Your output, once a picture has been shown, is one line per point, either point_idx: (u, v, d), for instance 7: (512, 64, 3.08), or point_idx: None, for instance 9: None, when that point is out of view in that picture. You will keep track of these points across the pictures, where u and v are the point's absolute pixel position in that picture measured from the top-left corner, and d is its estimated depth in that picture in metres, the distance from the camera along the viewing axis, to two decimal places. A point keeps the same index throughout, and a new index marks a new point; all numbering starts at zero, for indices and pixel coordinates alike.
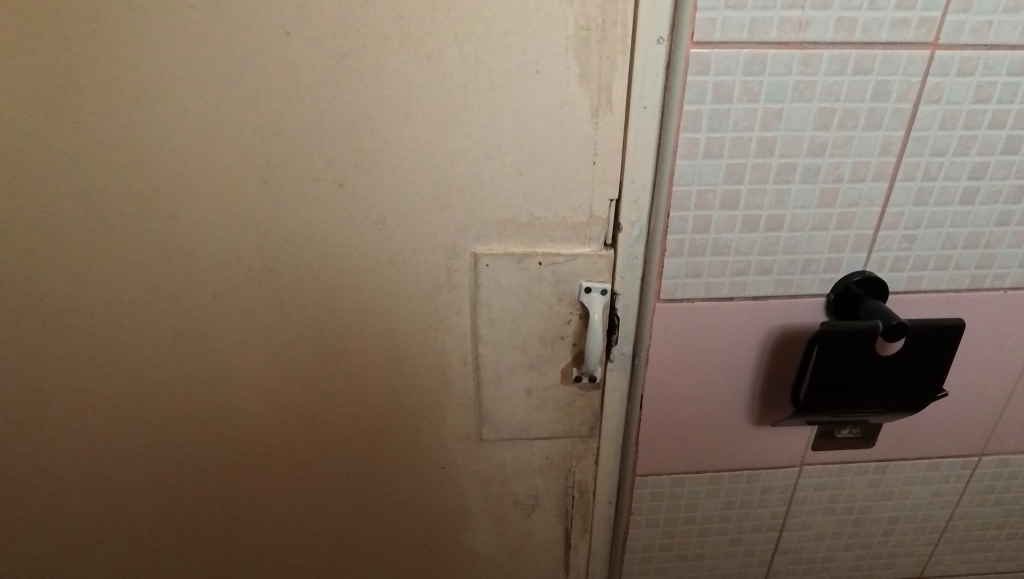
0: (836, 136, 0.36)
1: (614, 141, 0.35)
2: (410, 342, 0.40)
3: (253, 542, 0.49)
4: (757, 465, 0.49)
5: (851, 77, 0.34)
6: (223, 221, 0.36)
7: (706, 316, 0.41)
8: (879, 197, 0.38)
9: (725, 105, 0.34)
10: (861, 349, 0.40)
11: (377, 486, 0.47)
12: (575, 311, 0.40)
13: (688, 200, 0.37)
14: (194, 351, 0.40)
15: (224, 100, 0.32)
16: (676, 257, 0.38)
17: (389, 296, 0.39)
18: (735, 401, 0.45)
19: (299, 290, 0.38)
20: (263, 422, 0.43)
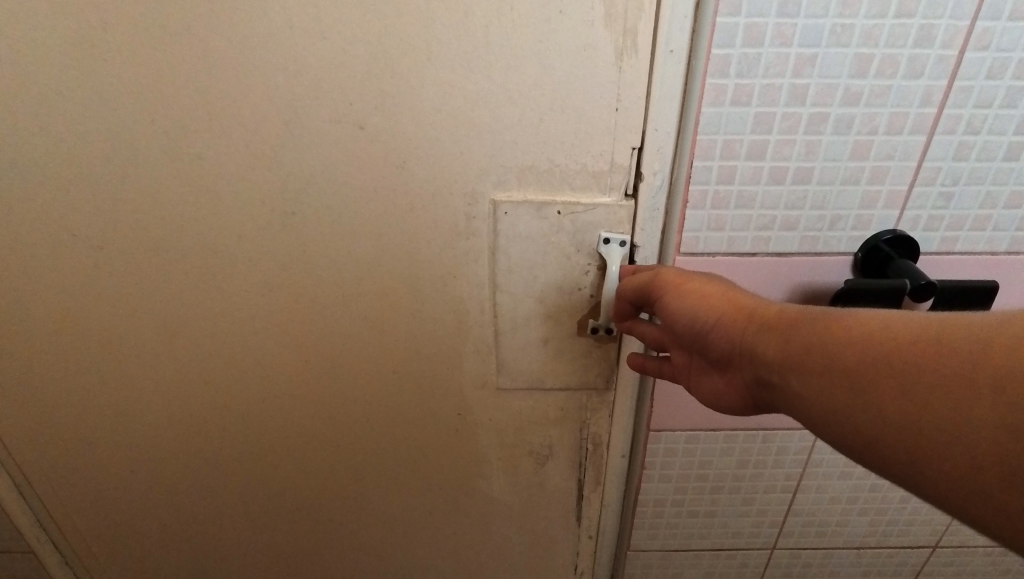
0: (873, 84, 0.35)
1: (638, 87, 0.34)
2: (429, 288, 0.41)
3: (277, 479, 0.51)
4: (774, 425, 0.49)
5: (893, 21, 0.33)
6: (246, 162, 0.36)
7: (726, 270, 0.41)
8: (916, 151, 0.37)
9: (756, 50, 0.33)
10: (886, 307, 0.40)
11: (395, 429, 0.48)
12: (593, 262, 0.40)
13: (713, 149, 0.36)
14: (220, 291, 0.41)
15: (243, 36, 0.32)
16: (699, 208, 0.39)
17: (409, 241, 0.39)
18: None
19: (321, 234, 0.38)
20: (285, 363, 0.44)
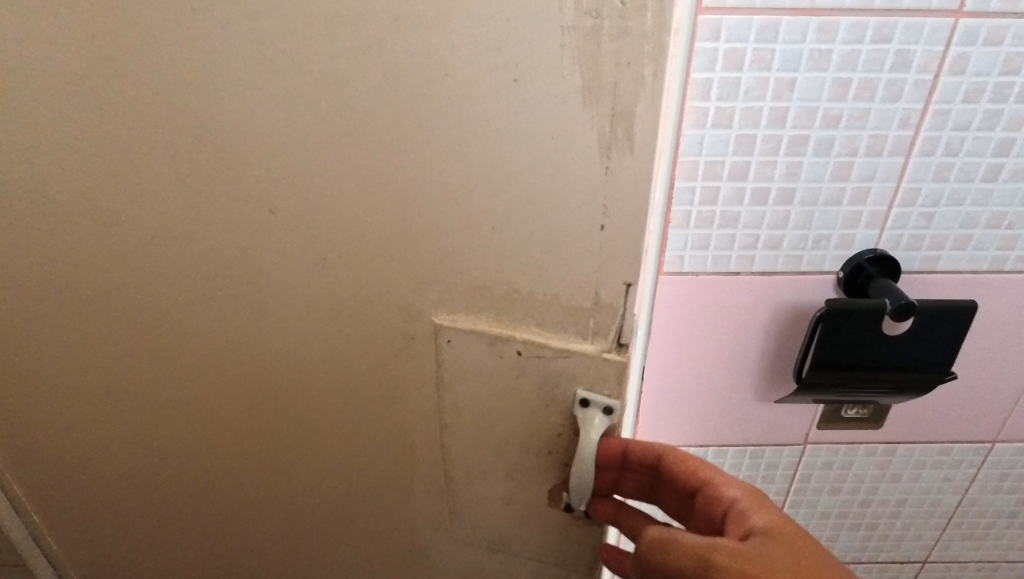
0: (854, 104, 0.46)
1: (632, 201, 0.30)
2: (378, 383, 0.40)
3: (242, 533, 0.52)
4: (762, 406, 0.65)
5: (871, 44, 0.44)
6: (194, 221, 0.35)
7: (709, 286, 0.56)
8: (895, 173, 0.50)
9: (735, 72, 0.45)
10: (866, 329, 0.54)
11: (350, 512, 0.48)
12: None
13: (697, 170, 0.50)
14: (176, 353, 0.42)
15: (185, 85, 0.31)
16: (685, 226, 0.53)
17: (351, 333, 0.38)
18: (745, 356, 0.61)
19: (267, 318, 0.39)
20: (242, 430, 0.45)
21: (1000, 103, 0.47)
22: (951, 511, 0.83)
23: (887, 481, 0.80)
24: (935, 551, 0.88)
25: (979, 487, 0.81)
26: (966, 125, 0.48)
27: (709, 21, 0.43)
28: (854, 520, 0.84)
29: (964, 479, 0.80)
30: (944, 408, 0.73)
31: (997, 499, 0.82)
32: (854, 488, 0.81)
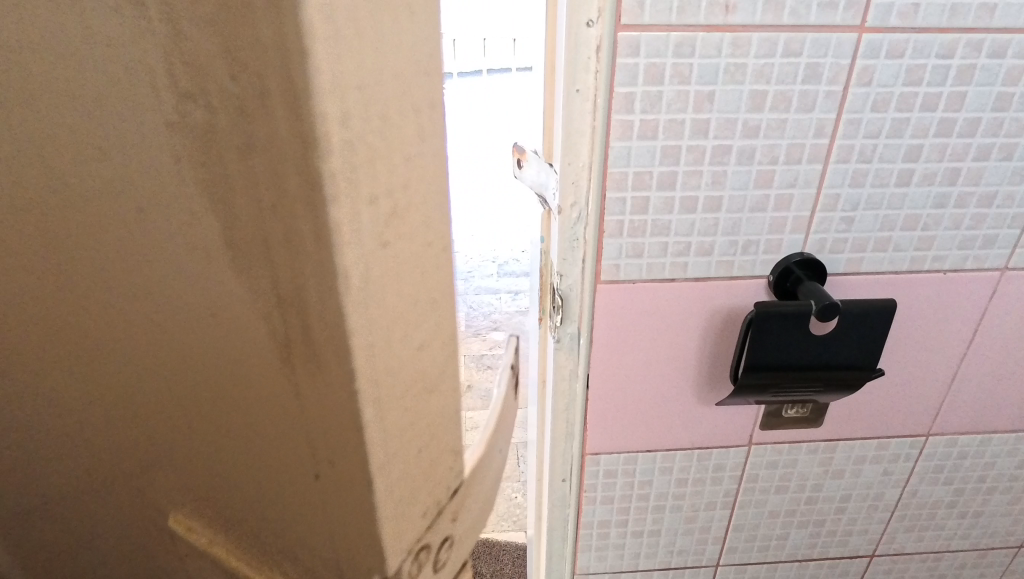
0: (771, 113, 0.57)
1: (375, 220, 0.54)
2: (230, 348, 0.52)
3: (127, 523, 0.56)
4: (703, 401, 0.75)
5: (783, 58, 0.55)
6: (86, 231, 0.41)
7: (645, 293, 0.66)
8: (814, 180, 0.61)
9: (655, 86, 0.55)
10: (790, 331, 0.63)
11: (212, 470, 0.57)
12: (559, 278, 0.65)
13: (626, 182, 0.60)
14: (76, 358, 0.46)
15: (78, 107, 0.38)
16: (618, 235, 0.63)
17: (199, 312, 0.49)
18: (687, 355, 0.71)
19: (147, 307, 0.46)
20: (136, 419, 0.51)
21: (883, 111, 0.58)
22: (894, 504, 0.87)
23: (830, 477, 0.84)
24: (882, 545, 0.92)
25: (918, 479, 0.85)
26: (853, 134, 0.59)
27: (627, 38, 0.53)
28: (802, 517, 0.88)
29: (902, 472, 0.84)
30: (877, 404, 0.78)
31: (936, 490, 0.86)
32: (800, 486, 0.85)
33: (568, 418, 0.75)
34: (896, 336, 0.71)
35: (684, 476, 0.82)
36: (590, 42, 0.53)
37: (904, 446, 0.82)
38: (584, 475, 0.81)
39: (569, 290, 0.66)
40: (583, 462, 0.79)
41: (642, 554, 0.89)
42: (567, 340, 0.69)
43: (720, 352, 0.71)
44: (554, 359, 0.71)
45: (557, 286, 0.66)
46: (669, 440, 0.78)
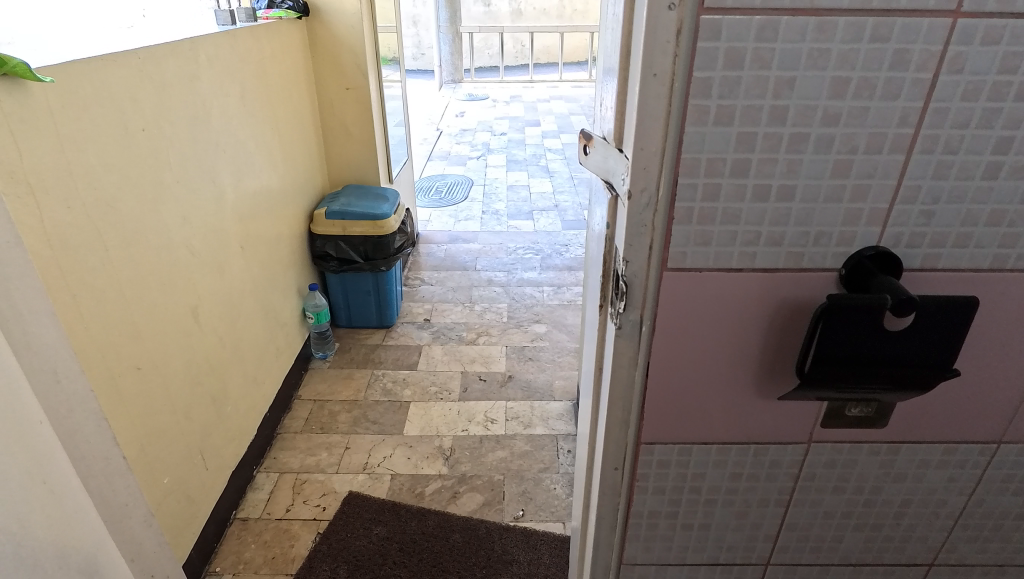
0: (851, 99, 0.56)
1: None
2: None
3: None
4: (763, 395, 0.74)
5: (870, 43, 0.53)
6: None
7: (709, 281, 0.66)
8: (892, 171, 0.59)
9: (735, 72, 0.55)
10: (858, 326, 0.62)
11: None
12: (624, 265, 0.65)
13: (698, 167, 0.59)
14: None
15: None
16: (687, 221, 0.62)
17: None
18: (748, 348, 0.70)
19: None
20: None
21: (973, 101, 0.56)
22: (957, 513, 0.84)
23: (891, 480, 0.82)
24: (941, 554, 0.89)
25: (985, 488, 0.82)
26: (939, 124, 0.57)
27: (709, 20, 0.53)
28: (858, 520, 0.85)
29: (969, 480, 0.82)
30: (946, 407, 0.75)
31: (1003, 500, 0.83)
32: (858, 488, 0.83)
33: (624, 405, 0.75)
34: (970, 336, 0.69)
35: (738, 471, 0.81)
36: (670, 24, 0.53)
37: (974, 453, 0.79)
38: (637, 463, 0.81)
39: (634, 277, 0.65)
40: (636, 451, 0.79)
41: (690, 547, 0.88)
42: (627, 328, 0.69)
43: (783, 346, 0.70)
44: (613, 346, 0.72)
45: (621, 273, 0.66)
46: (724, 433, 0.78)
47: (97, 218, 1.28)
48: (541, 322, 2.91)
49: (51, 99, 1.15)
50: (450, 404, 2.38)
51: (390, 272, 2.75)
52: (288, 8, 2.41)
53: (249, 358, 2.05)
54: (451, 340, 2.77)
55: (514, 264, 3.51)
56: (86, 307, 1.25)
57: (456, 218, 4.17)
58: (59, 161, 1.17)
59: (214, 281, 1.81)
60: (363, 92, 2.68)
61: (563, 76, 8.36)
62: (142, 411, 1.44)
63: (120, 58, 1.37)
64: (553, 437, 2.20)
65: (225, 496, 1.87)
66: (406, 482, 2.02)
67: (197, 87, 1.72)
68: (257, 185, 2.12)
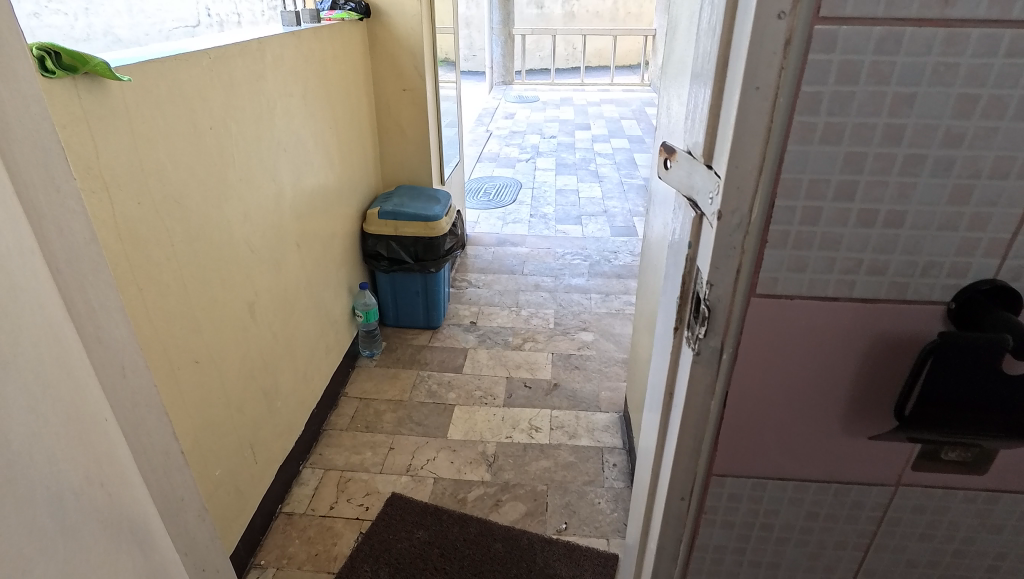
0: (978, 119, 0.51)
1: None
2: None
3: None
4: (850, 434, 0.69)
5: (1005, 59, 0.48)
6: None
7: (799, 310, 0.61)
8: (1017, 199, 0.54)
9: (848, 87, 0.50)
10: (971, 369, 0.57)
11: None
12: (708, 288, 0.61)
13: (798, 189, 0.55)
14: None
15: None
16: (781, 245, 0.58)
17: None
18: (836, 383, 0.66)
19: None
20: None
21: None
22: None
23: (986, 531, 0.75)
24: None
25: None
26: None
27: (825, 30, 0.48)
28: (944, 570, 0.79)
29: None
30: None
31: None
32: (948, 536, 0.76)
33: (696, 434, 0.71)
34: None
35: (815, 510, 0.76)
36: (779, 34, 0.49)
37: None
38: (705, 496, 0.76)
39: (718, 301, 0.61)
40: (705, 482, 0.75)
41: None
42: (706, 354, 0.65)
43: (877, 383, 0.65)
44: (688, 371, 0.68)
45: (704, 296, 0.62)
46: (804, 470, 0.73)
47: (165, 213, 1.31)
48: (588, 329, 2.86)
49: (127, 97, 1.18)
50: (494, 409, 2.36)
51: (439, 273, 2.75)
52: (350, 10, 2.43)
53: (301, 354, 2.07)
54: (496, 345, 2.75)
55: (562, 269, 3.48)
56: (152, 302, 1.28)
57: (504, 221, 4.16)
58: (132, 158, 1.20)
59: (271, 278, 1.84)
60: (420, 94, 2.69)
61: (615, 80, 8.27)
62: (199, 404, 1.46)
63: (192, 58, 1.40)
64: (599, 449, 2.16)
65: (273, 490, 1.89)
66: (449, 487, 2.00)
67: (262, 87, 1.75)
68: (314, 184, 2.15)
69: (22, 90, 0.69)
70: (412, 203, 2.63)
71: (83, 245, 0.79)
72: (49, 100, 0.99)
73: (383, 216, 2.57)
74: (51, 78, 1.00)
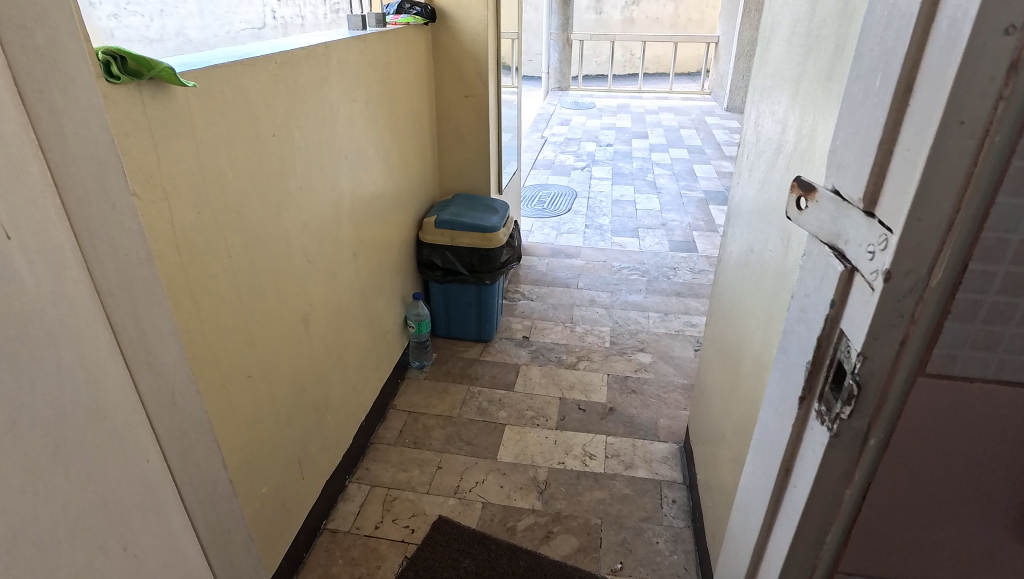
0: None
1: None
2: None
3: None
4: (1016, 541, 0.58)
5: None
6: None
7: (975, 394, 0.52)
8: None
9: None
10: None
11: None
12: (859, 362, 0.51)
13: (1002, 253, 0.46)
14: None
15: None
16: (971, 318, 0.49)
17: None
18: (1007, 481, 0.55)
19: None
20: None
21: None
22: None
23: None
24: None
25: None
26: None
27: None
28: None
29: None
30: None
31: None
32: None
33: (821, 524, 0.60)
34: None
35: None
36: (1003, 55, 0.38)
37: None
38: None
39: (869, 378, 0.51)
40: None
41: None
42: (846, 436, 0.55)
43: None
44: (819, 455, 0.57)
45: (853, 370, 0.51)
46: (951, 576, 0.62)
47: (224, 223, 1.26)
48: (645, 351, 2.73)
49: (191, 104, 1.14)
50: (546, 432, 2.25)
51: (494, 286, 2.67)
52: (415, 14, 2.37)
53: (352, 366, 2.02)
54: (550, 362, 2.65)
55: (618, 284, 3.34)
56: (206, 315, 1.23)
57: (558, 230, 4.05)
58: (193, 166, 1.15)
59: (326, 289, 1.79)
60: (482, 101, 2.61)
61: (673, 88, 8.04)
62: (248, 420, 1.42)
63: (258, 63, 1.35)
64: (657, 482, 2.03)
65: (318, 506, 1.84)
66: (498, 514, 1.92)
67: (326, 92, 1.70)
68: (373, 191, 2.09)
69: (80, 97, 0.58)
70: (470, 213, 2.56)
71: (137, 264, 0.67)
72: (111, 105, 0.95)
73: (439, 225, 2.51)
74: (116, 84, 0.96)
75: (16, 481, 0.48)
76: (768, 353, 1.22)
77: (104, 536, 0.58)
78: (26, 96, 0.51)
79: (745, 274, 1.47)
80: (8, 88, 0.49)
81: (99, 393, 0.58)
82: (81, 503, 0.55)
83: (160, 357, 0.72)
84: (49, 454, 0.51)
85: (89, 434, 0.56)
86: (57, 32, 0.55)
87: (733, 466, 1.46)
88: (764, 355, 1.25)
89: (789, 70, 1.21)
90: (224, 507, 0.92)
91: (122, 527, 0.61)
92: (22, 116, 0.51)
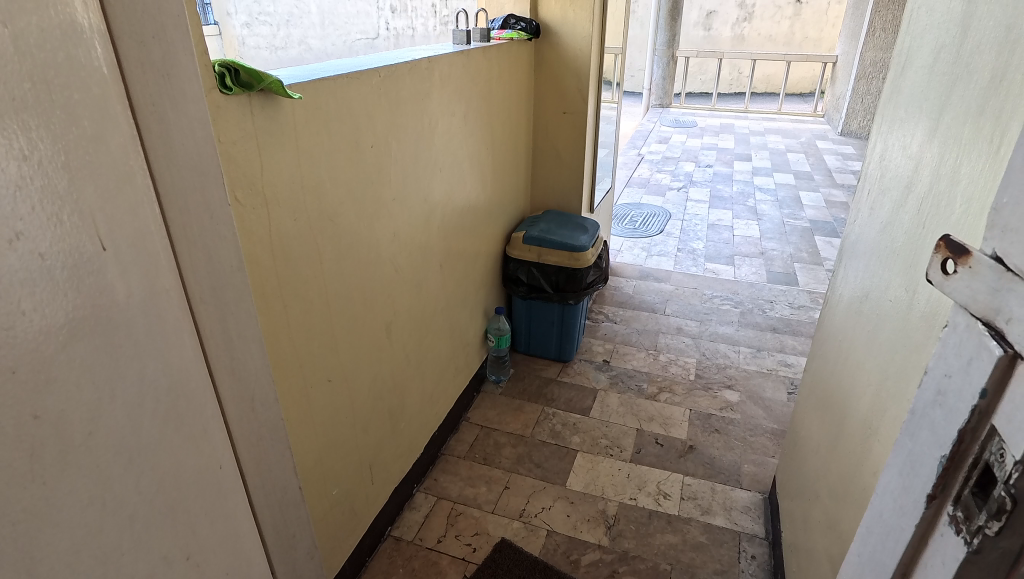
0: None
1: None
2: None
3: None
4: None
5: None
6: None
7: None
8: None
9: None
10: None
11: None
12: (1019, 471, 0.42)
13: None
14: None
15: None
16: None
17: None
18: None
19: None
20: None
21: None
22: None
23: None
24: None
25: None
26: None
27: None
28: None
29: None
30: None
31: None
32: None
33: None
34: None
35: None
36: None
37: None
38: None
39: None
40: None
41: None
42: (990, 556, 0.45)
43: None
44: (953, 570, 0.48)
45: (1007, 481, 0.43)
46: None
47: (319, 229, 1.29)
48: (733, 388, 2.57)
49: (297, 115, 1.17)
50: (620, 463, 2.17)
51: (578, 307, 2.61)
52: (520, 30, 2.36)
53: (430, 376, 2.03)
54: (629, 390, 2.54)
55: (709, 314, 3.18)
56: (294, 319, 1.26)
57: (649, 252, 3.92)
58: (294, 174, 1.19)
59: (412, 298, 1.80)
60: (580, 118, 2.57)
61: (782, 110, 7.63)
62: (326, 424, 1.44)
63: (363, 75, 1.38)
64: (737, 534, 1.88)
65: (385, 511, 1.85)
66: (562, 544, 1.85)
67: (427, 106, 1.72)
68: (464, 203, 2.10)
69: (189, 110, 0.58)
70: (559, 230, 2.52)
71: (229, 273, 0.67)
72: (222, 115, 0.98)
73: (528, 240, 2.49)
74: (228, 95, 1.00)
75: (85, 493, 0.48)
76: (881, 415, 1.10)
77: (169, 545, 0.59)
78: (138, 108, 0.52)
79: (858, 320, 1.33)
80: (122, 101, 0.50)
81: (181, 401, 0.59)
82: (150, 512, 0.56)
83: (245, 366, 0.72)
84: (121, 465, 0.52)
85: (167, 443, 0.57)
86: (172, 47, 0.56)
87: (827, 533, 1.32)
88: (876, 416, 1.12)
89: (929, 99, 1.08)
90: (295, 516, 0.93)
91: (188, 536, 0.62)
92: (132, 129, 0.51)
